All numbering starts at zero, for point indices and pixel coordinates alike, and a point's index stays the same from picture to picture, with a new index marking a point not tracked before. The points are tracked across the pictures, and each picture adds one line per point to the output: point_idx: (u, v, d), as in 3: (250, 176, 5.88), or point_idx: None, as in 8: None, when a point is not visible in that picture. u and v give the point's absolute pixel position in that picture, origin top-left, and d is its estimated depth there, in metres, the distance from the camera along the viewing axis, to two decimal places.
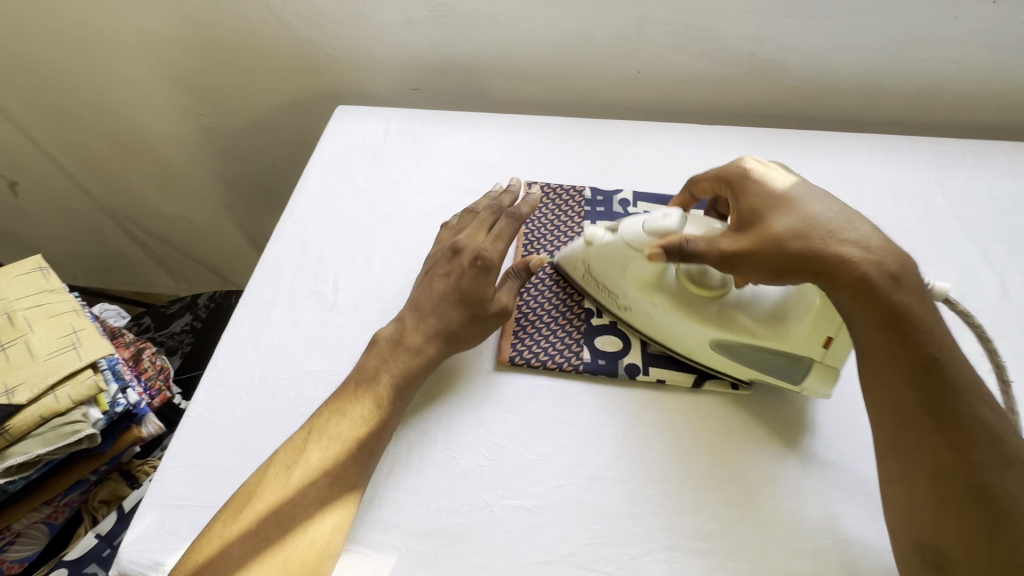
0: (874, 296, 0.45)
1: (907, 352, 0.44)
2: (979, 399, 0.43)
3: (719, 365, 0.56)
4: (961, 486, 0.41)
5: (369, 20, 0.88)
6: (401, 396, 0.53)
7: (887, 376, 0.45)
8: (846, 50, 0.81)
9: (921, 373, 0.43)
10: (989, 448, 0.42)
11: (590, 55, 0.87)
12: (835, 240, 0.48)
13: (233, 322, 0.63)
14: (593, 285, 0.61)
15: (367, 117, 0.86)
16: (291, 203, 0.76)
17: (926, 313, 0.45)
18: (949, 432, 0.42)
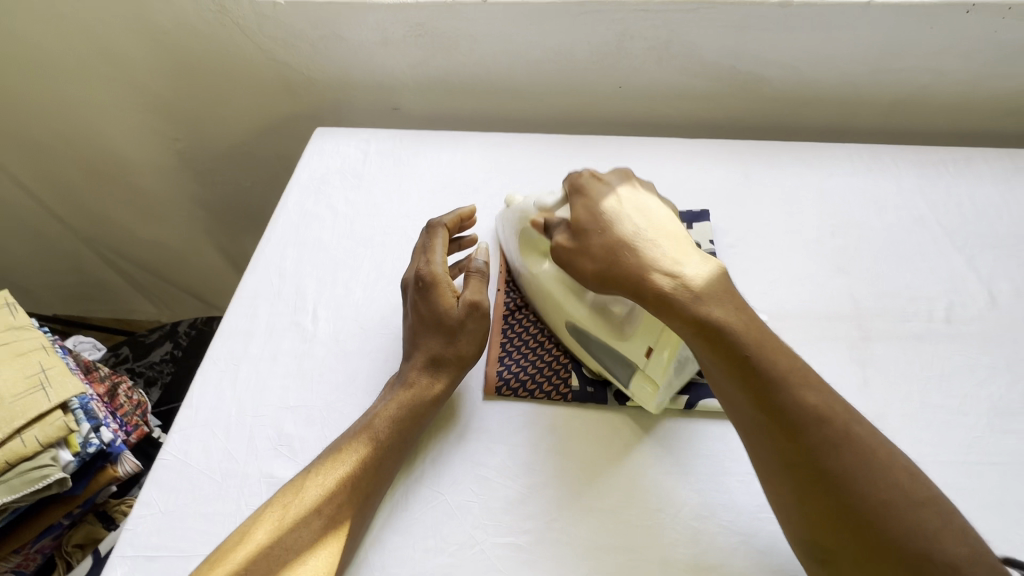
0: (680, 312, 0.47)
1: (727, 355, 0.46)
2: (802, 383, 0.44)
3: (575, 348, 0.58)
4: (805, 464, 0.42)
5: (345, 40, 0.87)
6: (405, 438, 0.52)
7: (703, 358, 0.47)
8: (824, 62, 0.81)
9: (741, 370, 0.45)
10: (817, 430, 0.42)
11: (570, 71, 0.86)
12: (648, 263, 0.50)
13: (209, 357, 0.61)
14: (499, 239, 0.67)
15: (346, 139, 0.85)
16: (269, 230, 0.74)
17: (731, 314, 0.47)
18: (762, 399, 0.44)
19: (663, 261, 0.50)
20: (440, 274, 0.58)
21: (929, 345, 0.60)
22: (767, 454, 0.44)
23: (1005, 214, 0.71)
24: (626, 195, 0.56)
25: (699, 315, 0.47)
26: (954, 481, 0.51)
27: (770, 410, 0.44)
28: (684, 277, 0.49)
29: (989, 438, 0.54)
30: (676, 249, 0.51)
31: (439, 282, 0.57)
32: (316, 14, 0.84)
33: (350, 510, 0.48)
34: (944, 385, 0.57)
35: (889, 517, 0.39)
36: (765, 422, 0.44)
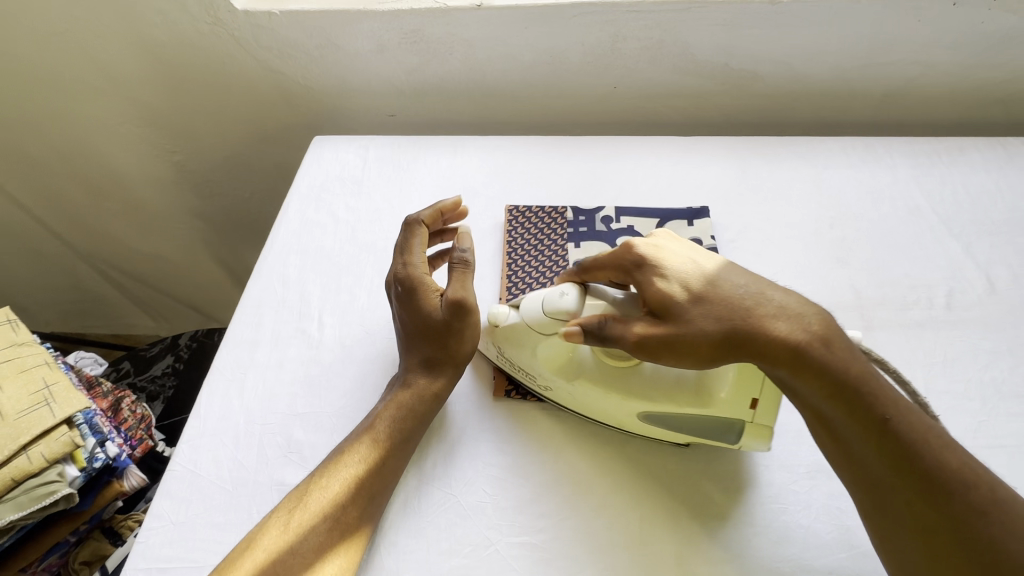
0: (812, 369, 0.43)
1: (858, 413, 0.43)
2: (941, 444, 0.41)
3: (655, 432, 0.52)
4: (911, 472, 0.40)
5: (341, 49, 0.87)
6: (406, 439, 0.52)
7: (826, 415, 0.44)
8: (815, 57, 0.82)
9: (875, 430, 0.42)
10: (962, 495, 0.39)
11: (565, 73, 0.87)
12: (763, 314, 0.45)
13: (215, 367, 0.61)
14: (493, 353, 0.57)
15: (345, 146, 0.85)
16: (271, 238, 0.74)
17: (864, 371, 0.43)
18: (896, 460, 0.41)
19: (776, 314, 0.46)
20: (420, 275, 0.56)
21: (930, 333, 0.61)
22: (865, 457, 0.43)
23: (999, 202, 0.72)
24: (687, 249, 0.51)
25: (828, 371, 0.43)
26: None
27: (877, 421, 0.42)
28: (801, 328, 0.45)
29: (994, 422, 0.54)
30: (769, 289, 0.47)
31: (421, 285, 0.56)
32: (311, 23, 0.84)
33: (356, 512, 0.48)
34: (947, 371, 0.58)
35: (1020, 542, 0.37)
36: (897, 483, 0.41)
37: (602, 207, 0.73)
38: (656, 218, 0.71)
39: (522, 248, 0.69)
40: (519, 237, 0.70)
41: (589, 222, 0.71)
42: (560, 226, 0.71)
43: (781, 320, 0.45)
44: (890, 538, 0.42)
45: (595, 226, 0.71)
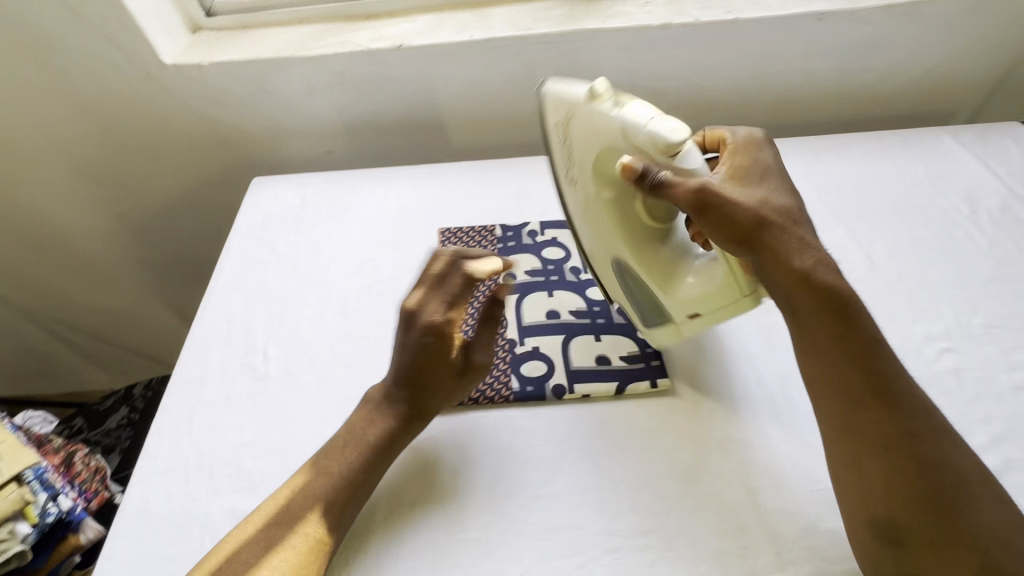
0: (821, 287, 0.48)
1: (852, 336, 0.47)
2: (910, 377, 0.47)
3: (608, 278, 0.61)
4: (875, 398, 0.46)
5: (273, 93, 0.92)
6: (387, 454, 0.55)
7: (818, 335, 0.48)
8: (710, 73, 0.91)
9: (863, 352, 0.47)
10: (922, 417, 0.45)
11: (488, 101, 0.94)
12: (798, 233, 0.50)
13: (163, 408, 0.63)
14: (556, 134, 0.57)
15: (283, 186, 0.89)
16: (213, 279, 0.76)
17: (858, 304, 0.48)
18: (875, 380, 0.46)
19: (811, 240, 0.51)
20: (451, 326, 0.57)
21: None
22: (840, 380, 0.47)
23: (876, 188, 0.81)
24: (778, 167, 0.56)
25: (834, 291, 0.48)
26: None
27: (853, 349, 0.47)
28: (821, 256, 0.50)
29: None
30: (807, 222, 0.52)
31: (454, 335, 0.57)
32: (240, 72, 0.88)
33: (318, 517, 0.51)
34: None
35: (956, 459, 0.44)
36: (874, 399, 0.46)
37: (528, 222, 0.79)
38: None
39: None
40: None
41: (517, 236, 0.77)
42: (490, 243, 0.76)
43: (812, 245, 0.50)
44: (846, 458, 0.46)
45: (521, 240, 0.76)
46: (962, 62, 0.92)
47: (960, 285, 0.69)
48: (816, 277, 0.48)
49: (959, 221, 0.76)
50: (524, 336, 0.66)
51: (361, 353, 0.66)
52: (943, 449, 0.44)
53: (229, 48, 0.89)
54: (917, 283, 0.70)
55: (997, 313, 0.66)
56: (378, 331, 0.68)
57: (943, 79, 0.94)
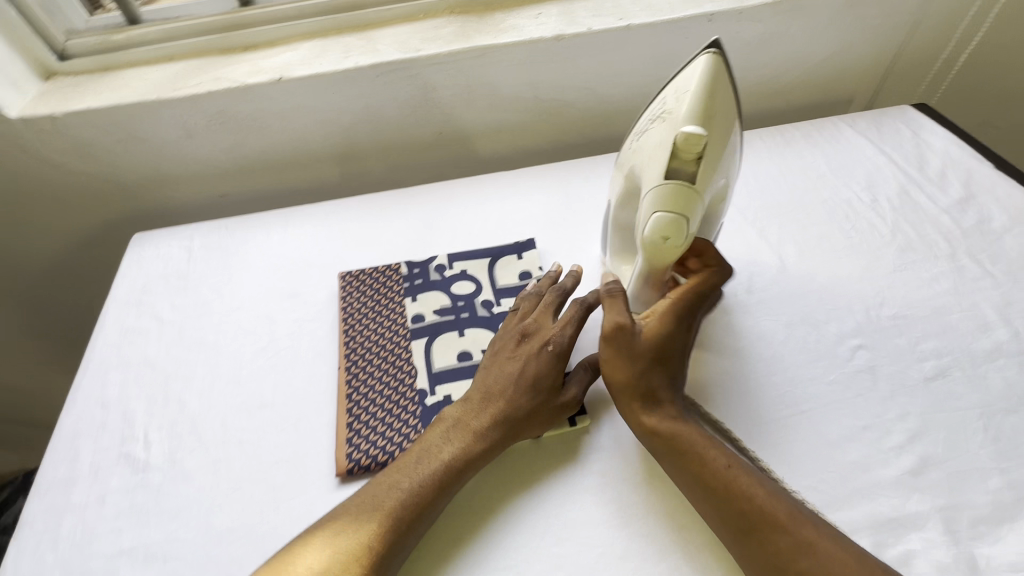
0: (669, 437, 0.52)
1: (705, 471, 0.50)
2: (766, 486, 0.49)
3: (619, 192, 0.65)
4: (742, 523, 0.47)
5: (146, 140, 0.83)
6: (462, 477, 0.53)
7: (681, 477, 0.51)
8: (612, 80, 0.89)
9: (717, 481, 0.49)
10: (786, 530, 0.46)
11: (386, 127, 0.89)
12: (665, 399, 0.54)
13: (25, 521, 0.55)
14: (656, 108, 0.49)
15: (167, 240, 0.81)
16: (87, 357, 0.68)
17: (705, 439, 0.52)
18: (737, 504, 0.48)
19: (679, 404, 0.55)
20: (540, 360, 0.58)
21: (738, 319, 0.67)
22: (704, 512, 0.50)
23: (782, 185, 0.81)
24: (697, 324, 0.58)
25: (689, 440, 0.52)
26: (774, 438, 0.57)
27: (705, 480, 0.50)
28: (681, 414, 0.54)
29: (797, 390, 0.60)
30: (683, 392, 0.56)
31: (546, 361, 0.58)
32: (102, 120, 0.80)
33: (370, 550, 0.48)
34: (753, 350, 0.64)
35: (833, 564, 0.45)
36: (745, 528, 0.47)
37: (435, 256, 0.74)
38: (486, 259, 0.72)
39: (358, 315, 0.68)
40: (354, 304, 0.69)
41: (423, 273, 0.71)
42: (394, 283, 0.71)
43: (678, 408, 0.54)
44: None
45: (428, 277, 0.71)
46: (852, 52, 0.94)
47: (868, 277, 0.69)
48: (664, 430, 0.52)
49: (862, 211, 0.77)
50: (434, 386, 0.61)
51: (256, 426, 0.60)
52: (818, 563, 0.45)
53: (88, 95, 0.80)
54: (827, 279, 0.70)
55: (904, 302, 0.67)
56: (276, 398, 0.62)
57: (837, 69, 0.96)
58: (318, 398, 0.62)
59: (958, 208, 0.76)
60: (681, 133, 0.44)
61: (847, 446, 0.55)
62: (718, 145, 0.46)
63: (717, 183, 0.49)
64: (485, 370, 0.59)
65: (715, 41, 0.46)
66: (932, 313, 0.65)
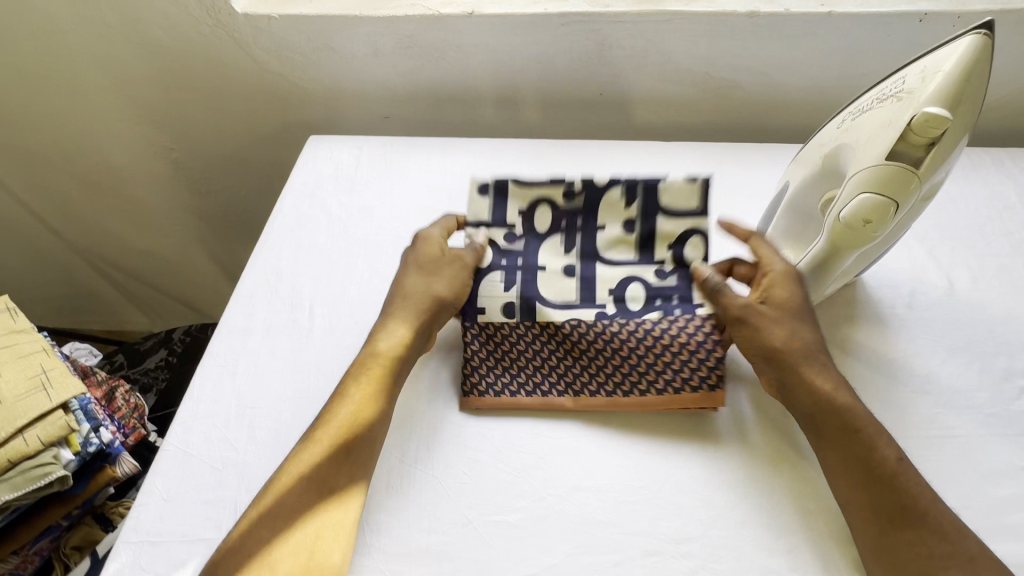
0: (835, 414, 0.51)
1: (867, 456, 0.49)
2: (933, 492, 0.48)
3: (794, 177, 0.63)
4: (893, 517, 0.46)
5: (337, 52, 0.90)
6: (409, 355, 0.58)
7: (835, 453, 0.50)
8: (792, 69, 0.86)
9: (878, 467, 0.48)
10: (947, 538, 0.45)
11: (552, 78, 0.91)
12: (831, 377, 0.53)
13: (209, 353, 0.63)
14: (890, 88, 0.48)
15: (339, 146, 0.88)
16: (265, 232, 0.76)
17: (875, 426, 0.51)
18: (895, 497, 0.47)
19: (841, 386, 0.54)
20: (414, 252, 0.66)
21: (892, 331, 0.64)
22: (850, 494, 0.49)
23: (962, 208, 0.76)
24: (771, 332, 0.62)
25: (857, 422, 0.51)
26: (917, 454, 0.54)
27: (854, 455, 0.49)
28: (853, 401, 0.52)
29: (950, 415, 0.57)
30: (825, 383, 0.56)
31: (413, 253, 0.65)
32: (307, 27, 0.87)
33: (365, 445, 0.53)
34: (904, 365, 0.61)
35: None
36: (898, 520, 0.46)
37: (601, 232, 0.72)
38: None
39: None
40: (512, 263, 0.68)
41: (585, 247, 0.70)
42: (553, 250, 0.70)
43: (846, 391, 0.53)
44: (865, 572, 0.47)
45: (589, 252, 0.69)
46: None
47: None
48: (829, 396, 0.52)
49: None
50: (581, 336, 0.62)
51: None
52: None
53: (299, 3, 0.88)
54: (1001, 312, 0.65)
55: None
56: None
57: None
58: None
59: None
60: (924, 115, 0.43)
61: (1000, 481, 0.52)
62: (955, 136, 0.45)
63: (937, 176, 0.48)
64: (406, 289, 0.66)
65: (986, 25, 0.44)
66: None
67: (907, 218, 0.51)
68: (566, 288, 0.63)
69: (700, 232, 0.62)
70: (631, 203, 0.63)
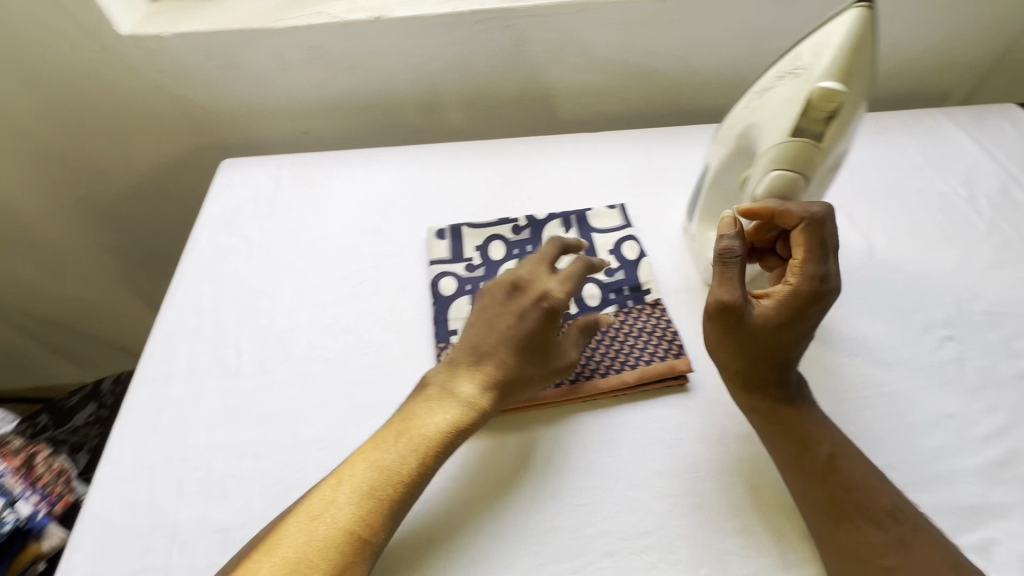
0: (773, 413, 0.52)
1: (807, 451, 0.50)
2: (874, 482, 0.48)
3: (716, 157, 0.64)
4: (832, 509, 0.47)
5: (241, 67, 0.85)
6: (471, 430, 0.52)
7: (777, 452, 0.51)
8: (707, 50, 0.87)
9: (816, 461, 0.49)
10: (885, 526, 0.46)
11: (472, 79, 0.89)
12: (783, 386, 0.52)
13: (126, 407, 0.58)
14: (787, 64, 0.48)
15: (256, 168, 0.83)
16: (181, 268, 0.71)
17: (816, 424, 0.51)
18: (835, 491, 0.48)
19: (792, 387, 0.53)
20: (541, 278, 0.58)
21: None
22: (793, 488, 0.50)
23: (875, 172, 0.79)
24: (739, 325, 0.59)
25: (796, 422, 0.51)
26: (854, 416, 0.56)
27: (801, 459, 0.50)
28: (796, 404, 0.52)
29: (880, 373, 0.59)
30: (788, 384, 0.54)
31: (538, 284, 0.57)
32: (206, 45, 0.82)
33: (372, 519, 0.46)
34: (835, 329, 0.63)
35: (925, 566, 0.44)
36: (838, 512, 0.47)
37: (548, 223, 0.72)
38: (570, 216, 0.72)
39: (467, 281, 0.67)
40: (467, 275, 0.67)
41: (534, 241, 0.70)
42: (508, 252, 0.69)
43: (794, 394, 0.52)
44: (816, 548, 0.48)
45: (540, 246, 0.70)
46: (960, 41, 0.89)
47: (960, 271, 0.67)
48: (764, 407, 0.52)
49: (958, 206, 0.75)
50: None
51: (341, 347, 0.62)
52: (910, 560, 0.44)
53: (192, 20, 0.83)
54: (917, 269, 0.68)
55: (998, 300, 0.65)
56: (360, 323, 0.64)
57: (942, 58, 0.91)
58: (401, 329, 0.64)
59: None
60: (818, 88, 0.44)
61: (929, 432, 0.55)
62: (850, 106, 0.46)
63: (840, 147, 0.48)
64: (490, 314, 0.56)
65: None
66: None
67: (818, 190, 0.51)
68: None
69: (630, 239, 0.69)
70: (566, 228, 0.71)
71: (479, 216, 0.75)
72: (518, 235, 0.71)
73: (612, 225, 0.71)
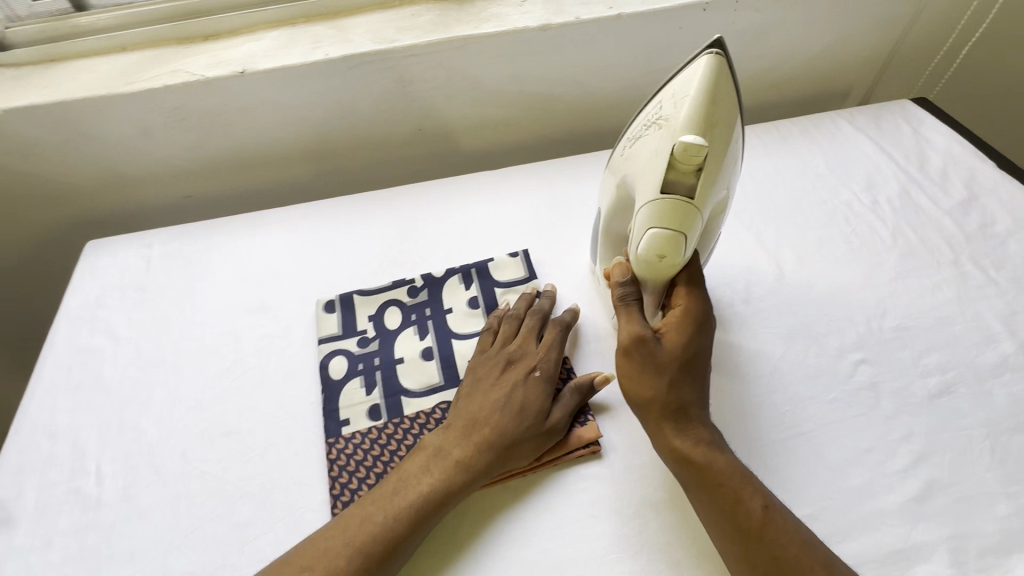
0: (698, 467, 0.47)
1: (736, 507, 0.45)
2: (807, 535, 0.44)
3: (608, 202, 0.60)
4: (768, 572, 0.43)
5: (95, 136, 0.77)
6: (442, 512, 0.48)
7: (708, 511, 0.46)
8: (602, 73, 0.84)
9: (748, 519, 0.44)
10: None
11: (360, 124, 0.83)
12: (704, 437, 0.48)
13: None
14: (652, 114, 0.45)
15: (124, 248, 0.75)
16: (34, 381, 0.62)
17: (743, 474, 0.47)
18: (771, 550, 0.43)
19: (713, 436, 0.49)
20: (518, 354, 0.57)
21: (734, 332, 0.63)
22: (726, 550, 0.45)
23: (780, 186, 0.78)
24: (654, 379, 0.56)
25: (723, 474, 0.46)
26: (773, 462, 0.53)
27: (732, 517, 0.45)
28: (721, 454, 0.48)
29: (798, 410, 0.57)
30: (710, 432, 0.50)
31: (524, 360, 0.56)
32: (49, 117, 0.73)
33: None
34: (750, 365, 0.60)
35: None
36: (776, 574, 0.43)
37: (448, 281, 0.67)
38: (470, 271, 0.67)
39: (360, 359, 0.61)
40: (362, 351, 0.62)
41: (433, 303, 0.65)
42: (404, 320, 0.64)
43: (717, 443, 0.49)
44: None
45: (439, 309, 0.65)
46: (850, 42, 0.89)
47: (869, 286, 0.66)
48: (696, 457, 0.47)
49: (862, 213, 0.74)
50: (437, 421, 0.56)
51: (219, 456, 0.55)
52: None
53: (28, 92, 0.73)
54: (827, 288, 0.66)
55: (906, 313, 0.64)
56: (241, 425, 0.57)
57: (835, 59, 0.91)
58: (288, 425, 0.57)
59: (961, 210, 0.73)
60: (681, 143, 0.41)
61: (848, 470, 0.53)
62: (719, 156, 0.43)
63: (717, 197, 0.45)
64: (466, 400, 0.54)
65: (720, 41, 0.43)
66: (935, 324, 0.62)
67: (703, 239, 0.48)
68: (426, 372, 0.59)
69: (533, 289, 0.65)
70: (467, 284, 0.66)
71: (374, 279, 0.69)
72: (416, 297, 0.66)
73: (515, 276, 0.67)
